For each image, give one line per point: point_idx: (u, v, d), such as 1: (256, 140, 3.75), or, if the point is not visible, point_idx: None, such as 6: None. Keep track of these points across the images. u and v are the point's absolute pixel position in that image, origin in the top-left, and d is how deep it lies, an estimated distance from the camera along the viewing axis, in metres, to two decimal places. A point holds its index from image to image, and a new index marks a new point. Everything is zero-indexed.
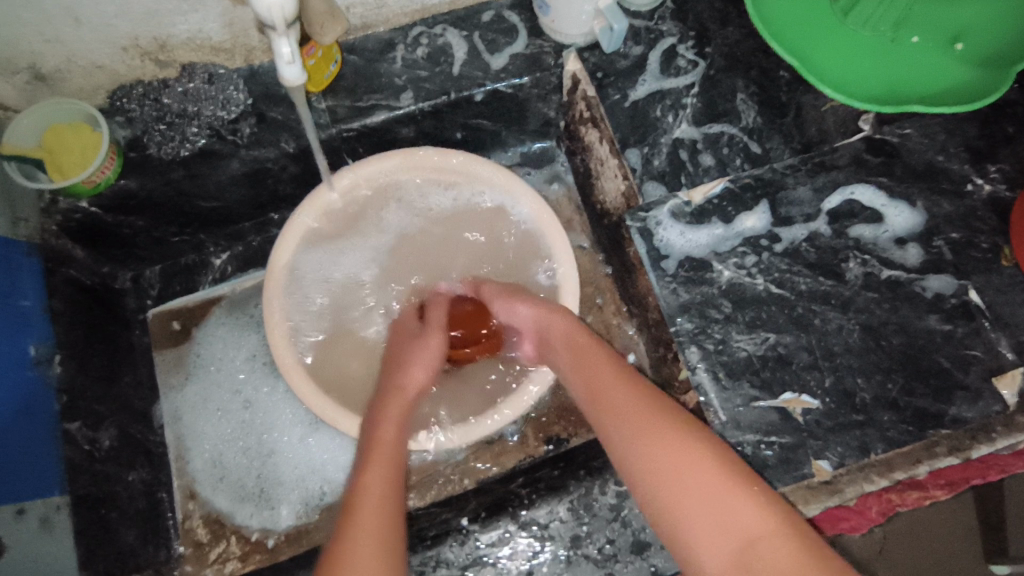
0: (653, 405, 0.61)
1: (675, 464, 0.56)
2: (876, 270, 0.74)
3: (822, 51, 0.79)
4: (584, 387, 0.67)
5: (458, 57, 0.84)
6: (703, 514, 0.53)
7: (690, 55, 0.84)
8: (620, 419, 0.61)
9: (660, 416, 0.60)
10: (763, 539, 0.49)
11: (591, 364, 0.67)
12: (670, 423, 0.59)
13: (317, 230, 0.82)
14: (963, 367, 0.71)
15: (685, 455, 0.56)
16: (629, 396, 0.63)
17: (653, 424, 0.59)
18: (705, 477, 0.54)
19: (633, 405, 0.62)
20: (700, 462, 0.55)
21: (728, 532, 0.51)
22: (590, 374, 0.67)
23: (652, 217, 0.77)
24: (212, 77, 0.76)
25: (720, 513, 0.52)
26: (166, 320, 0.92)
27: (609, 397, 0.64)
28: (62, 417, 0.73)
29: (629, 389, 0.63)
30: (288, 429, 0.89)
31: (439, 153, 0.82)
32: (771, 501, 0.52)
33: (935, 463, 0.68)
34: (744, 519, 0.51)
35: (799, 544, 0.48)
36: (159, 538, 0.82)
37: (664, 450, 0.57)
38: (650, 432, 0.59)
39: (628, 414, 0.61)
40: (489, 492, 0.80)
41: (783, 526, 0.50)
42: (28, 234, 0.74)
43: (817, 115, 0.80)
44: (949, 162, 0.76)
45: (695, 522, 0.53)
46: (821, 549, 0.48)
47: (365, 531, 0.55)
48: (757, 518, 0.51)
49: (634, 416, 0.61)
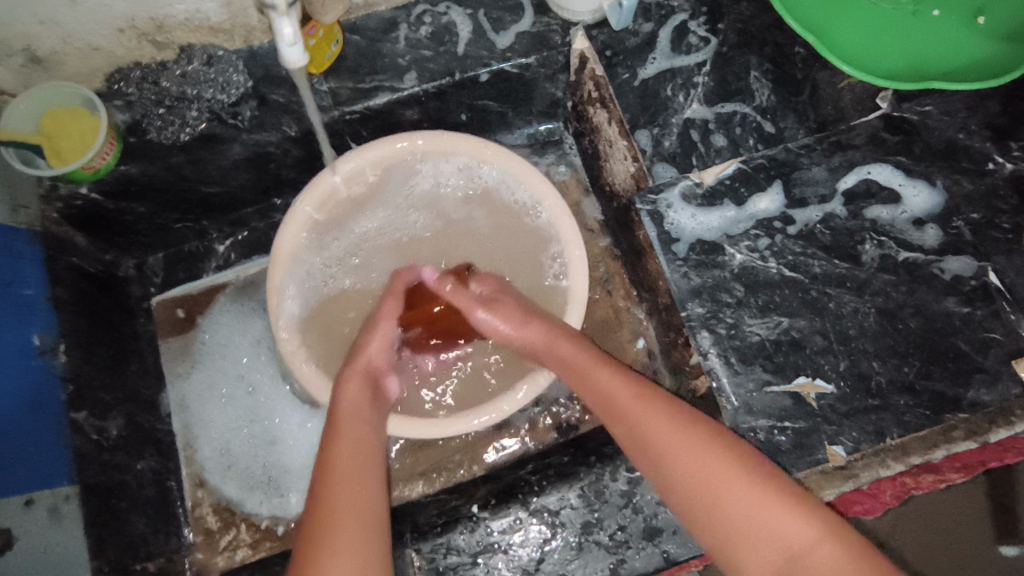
0: (669, 415, 0.60)
1: (705, 481, 0.56)
2: (894, 251, 0.72)
3: (842, 24, 0.76)
4: (602, 399, 0.65)
5: (463, 36, 0.82)
6: (745, 530, 0.53)
7: (701, 32, 0.81)
8: (641, 432, 0.61)
9: (686, 427, 0.59)
10: (812, 554, 0.50)
11: (601, 373, 0.66)
12: (693, 433, 0.58)
13: (322, 216, 0.81)
14: (982, 350, 0.69)
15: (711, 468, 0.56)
16: (645, 407, 0.62)
17: (679, 438, 0.58)
18: (733, 492, 0.54)
19: (656, 420, 0.60)
20: (728, 476, 0.55)
21: (767, 545, 0.52)
22: (602, 382, 0.66)
23: (663, 199, 0.75)
24: (211, 60, 0.74)
25: (754, 525, 0.53)
26: (171, 307, 0.91)
27: (624, 410, 0.63)
28: (69, 407, 0.72)
29: (644, 400, 0.62)
30: (296, 416, 0.89)
31: (449, 136, 0.80)
32: (809, 508, 0.52)
33: (952, 448, 0.67)
34: (790, 533, 0.51)
35: (848, 556, 0.49)
36: (170, 526, 0.82)
37: (699, 467, 0.56)
38: (670, 443, 0.58)
39: (649, 426, 0.61)
40: (498, 478, 0.80)
41: (828, 538, 0.50)
42: (29, 221, 0.73)
43: (833, 92, 0.78)
44: (969, 140, 0.74)
45: (731, 537, 0.53)
46: (866, 559, 0.49)
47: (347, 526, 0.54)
48: (792, 528, 0.52)
49: (655, 430, 0.60)
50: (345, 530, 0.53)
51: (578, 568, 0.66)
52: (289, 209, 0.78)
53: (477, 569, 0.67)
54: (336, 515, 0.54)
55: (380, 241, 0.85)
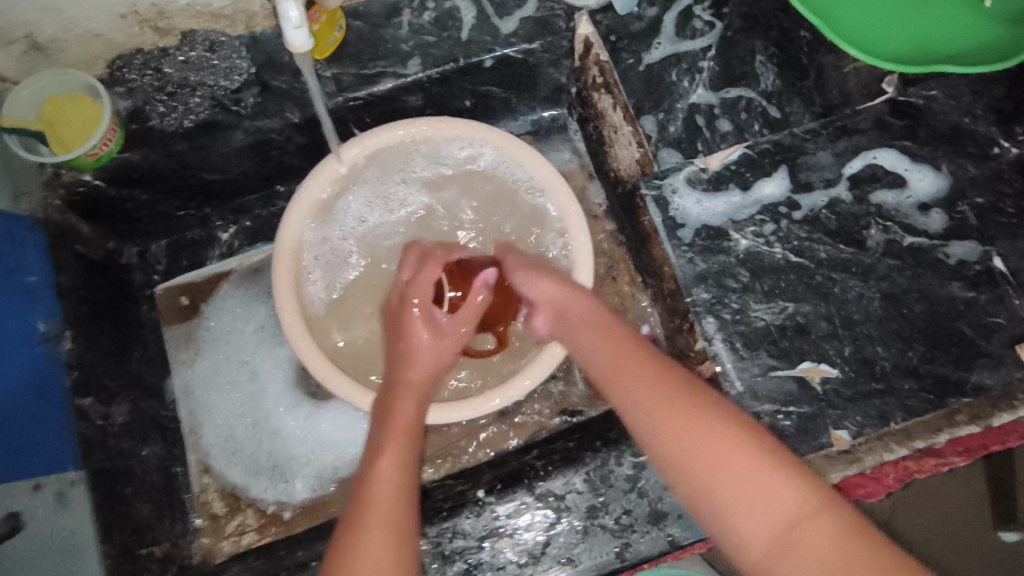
0: (665, 377, 0.58)
1: (700, 445, 0.52)
2: (898, 236, 0.72)
3: (846, 8, 0.76)
4: (600, 359, 0.63)
5: (467, 22, 0.81)
6: (735, 494, 0.50)
7: (706, 16, 0.81)
8: (635, 396, 0.58)
9: (683, 388, 0.56)
10: (807, 523, 0.47)
11: (603, 341, 0.64)
12: (689, 399, 0.55)
13: (325, 202, 0.81)
14: (986, 335, 0.69)
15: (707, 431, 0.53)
16: (644, 372, 0.59)
17: (674, 397, 0.56)
18: (730, 457, 0.51)
19: (651, 379, 0.58)
20: (725, 440, 0.52)
21: (762, 511, 0.48)
22: (606, 350, 0.63)
23: (668, 184, 0.75)
24: (213, 45, 0.74)
25: (749, 491, 0.49)
26: (174, 295, 0.91)
27: (622, 376, 0.60)
28: (73, 393, 0.72)
29: (644, 365, 0.60)
30: (300, 402, 0.89)
31: (452, 122, 0.80)
32: (806, 477, 0.49)
33: (955, 432, 0.67)
34: (784, 500, 0.48)
35: (845, 527, 0.46)
36: (176, 512, 0.82)
37: (691, 427, 0.53)
38: (664, 406, 0.55)
39: (643, 391, 0.58)
40: (503, 464, 0.80)
41: (826, 509, 0.47)
42: (31, 208, 0.73)
43: (838, 77, 0.78)
44: (975, 124, 0.74)
45: (723, 503, 0.50)
46: (865, 531, 0.45)
47: (379, 527, 0.54)
48: (790, 495, 0.48)
49: (651, 397, 0.57)
50: (370, 529, 0.54)
51: (583, 551, 0.67)
52: (294, 195, 0.78)
53: (483, 553, 0.67)
54: (373, 518, 0.55)
55: (382, 227, 0.85)
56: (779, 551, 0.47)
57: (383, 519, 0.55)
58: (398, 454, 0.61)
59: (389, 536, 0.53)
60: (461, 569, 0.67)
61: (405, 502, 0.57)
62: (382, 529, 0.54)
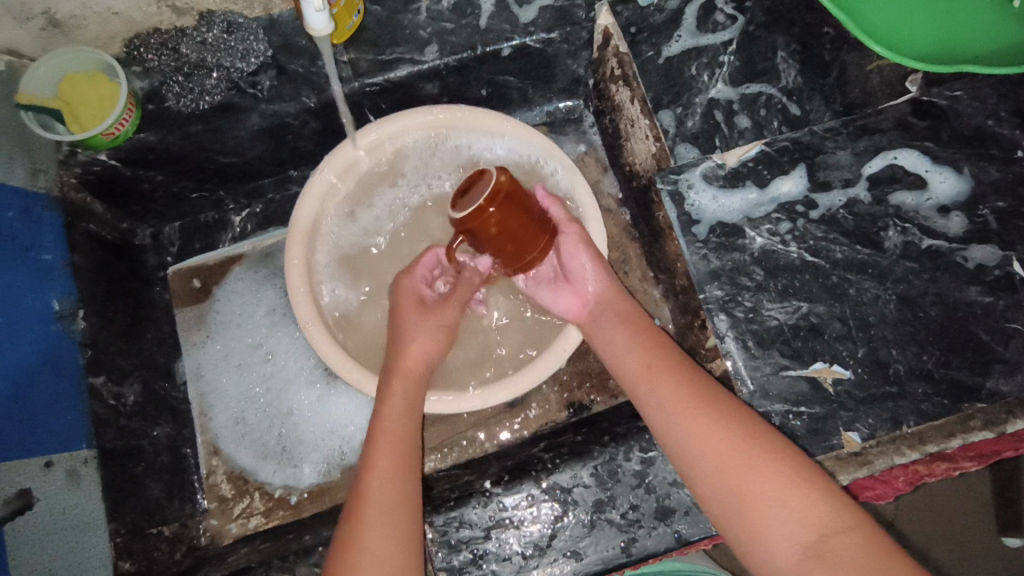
0: (697, 390, 0.61)
1: (729, 463, 0.57)
2: (917, 239, 0.71)
3: (872, 4, 0.74)
4: (632, 369, 0.66)
5: (485, 9, 0.80)
6: (768, 507, 0.54)
7: (728, 10, 0.79)
8: (667, 407, 0.61)
9: (717, 403, 0.60)
10: (837, 536, 0.51)
11: (633, 350, 0.67)
12: (716, 414, 0.59)
13: (339, 187, 0.81)
14: (1003, 341, 0.68)
15: (736, 449, 0.57)
16: (675, 383, 0.63)
17: (705, 411, 0.60)
18: (756, 475, 0.55)
19: (684, 391, 0.61)
20: (751, 458, 0.56)
21: (791, 523, 0.53)
22: (636, 360, 0.66)
23: (684, 179, 0.74)
24: (231, 27, 0.73)
25: (773, 505, 0.54)
26: (186, 277, 0.91)
27: (654, 388, 0.63)
28: (87, 372, 0.73)
29: (676, 376, 0.63)
30: (307, 389, 0.89)
31: (468, 110, 0.80)
32: (831, 494, 0.54)
33: (969, 437, 0.66)
34: (813, 514, 0.53)
35: (870, 544, 0.51)
36: (185, 493, 0.83)
37: (723, 441, 0.58)
38: (695, 420, 0.59)
39: (675, 402, 0.61)
40: (510, 456, 0.80)
41: (852, 525, 0.52)
42: (47, 186, 0.73)
43: (861, 75, 0.76)
44: (999, 127, 0.72)
45: (748, 511, 0.55)
46: (884, 547, 0.50)
47: (380, 520, 0.57)
48: (810, 508, 0.53)
49: (682, 410, 0.60)
50: (375, 526, 0.57)
51: (589, 545, 0.67)
52: (308, 179, 0.78)
53: (489, 543, 0.67)
54: (372, 515, 0.58)
55: (394, 214, 0.84)
56: (807, 559, 0.51)
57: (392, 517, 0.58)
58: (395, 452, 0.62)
59: (390, 533, 0.57)
60: (467, 559, 0.67)
61: (408, 495, 0.60)
62: (391, 530, 0.57)
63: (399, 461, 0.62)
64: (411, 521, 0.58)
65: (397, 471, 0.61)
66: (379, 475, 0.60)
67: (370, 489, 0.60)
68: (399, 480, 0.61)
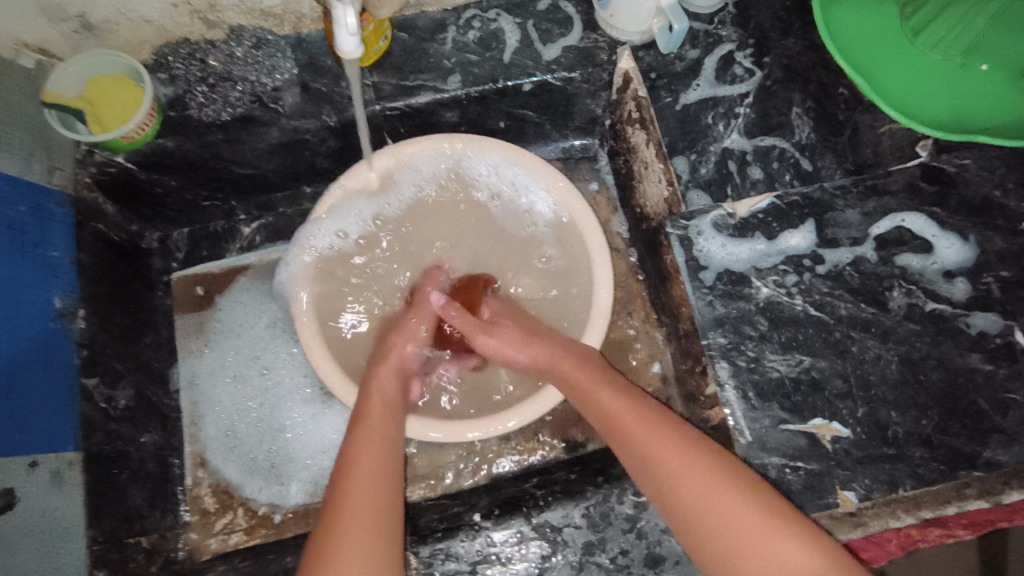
0: (672, 425, 0.62)
1: (708, 504, 0.56)
2: (921, 301, 0.72)
3: (888, 70, 0.75)
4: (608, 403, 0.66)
5: (510, 44, 0.82)
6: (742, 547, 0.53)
7: (747, 64, 0.81)
8: (644, 442, 0.61)
9: (693, 439, 0.60)
10: None
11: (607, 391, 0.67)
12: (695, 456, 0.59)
13: (352, 207, 0.81)
14: (1002, 410, 0.68)
15: (711, 490, 0.56)
16: (651, 427, 0.62)
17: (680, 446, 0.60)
18: (732, 516, 0.54)
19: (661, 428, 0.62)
20: (727, 498, 0.55)
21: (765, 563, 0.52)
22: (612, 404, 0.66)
23: (694, 225, 0.75)
24: (259, 43, 0.76)
25: (750, 545, 0.53)
26: (190, 284, 0.91)
27: (628, 430, 0.63)
28: (81, 372, 0.72)
29: (653, 418, 0.63)
30: (300, 406, 0.88)
31: (489, 143, 0.80)
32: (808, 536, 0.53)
33: (963, 505, 0.66)
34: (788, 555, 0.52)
35: None
36: (167, 503, 0.81)
37: (698, 474, 0.57)
38: (671, 455, 0.59)
39: (654, 438, 0.61)
40: (502, 488, 0.79)
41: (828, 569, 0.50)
42: (62, 183, 0.73)
43: (873, 137, 0.78)
44: (1005, 198, 0.74)
45: (725, 550, 0.54)
46: None
47: (357, 530, 0.56)
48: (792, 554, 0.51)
49: (656, 450, 0.60)
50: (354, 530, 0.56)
51: None
52: (322, 196, 0.78)
53: None
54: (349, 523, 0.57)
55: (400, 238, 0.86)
56: None
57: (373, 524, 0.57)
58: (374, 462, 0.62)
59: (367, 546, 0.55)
60: None
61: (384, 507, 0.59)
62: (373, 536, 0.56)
63: (378, 472, 0.61)
64: (389, 539, 0.57)
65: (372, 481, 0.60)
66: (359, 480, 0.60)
67: (346, 502, 0.58)
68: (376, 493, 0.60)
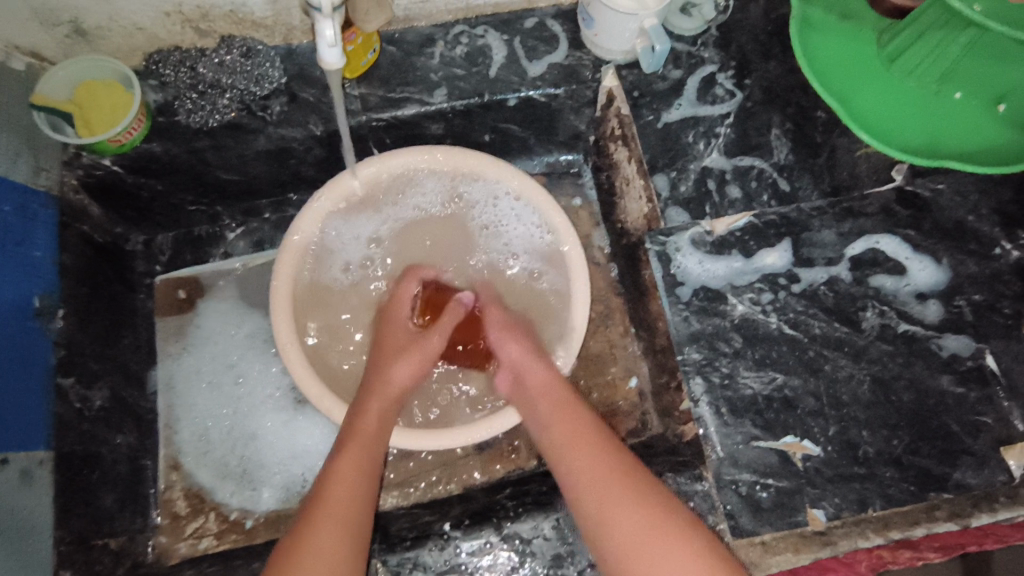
0: (616, 459, 0.63)
1: (649, 534, 0.57)
2: (894, 322, 0.73)
3: (865, 93, 0.76)
4: (563, 432, 0.67)
5: (496, 60, 0.84)
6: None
7: (728, 85, 0.83)
8: (590, 472, 0.63)
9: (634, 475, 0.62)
10: None
11: (568, 418, 0.68)
12: (643, 493, 0.60)
13: (333, 217, 0.82)
14: (972, 433, 0.69)
15: (656, 527, 0.58)
16: (599, 456, 0.64)
17: (623, 481, 0.61)
18: (672, 554, 0.56)
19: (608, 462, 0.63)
20: (670, 538, 0.57)
21: None
22: (569, 431, 0.67)
23: (672, 241, 0.76)
24: (249, 52, 0.76)
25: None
26: (172, 287, 0.91)
27: (579, 454, 0.64)
28: (57, 372, 0.73)
29: (600, 447, 0.65)
30: (273, 414, 0.88)
31: (465, 154, 0.82)
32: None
33: (932, 527, 0.66)
34: None
35: None
36: (138, 506, 0.81)
37: (636, 514, 0.59)
38: (614, 486, 0.61)
39: (599, 470, 0.62)
40: (473, 499, 0.78)
41: None
42: (47, 184, 0.74)
43: (850, 159, 0.78)
44: (979, 224, 0.75)
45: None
46: None
47: (331, 531, 0.57)
48: None
49: (607, 484, 0.61)
50: (332, 531, 0.57)
51: None
52: (303, 207, 0.79)
53: None
54: (326, 525, 0.57)
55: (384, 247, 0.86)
56: None
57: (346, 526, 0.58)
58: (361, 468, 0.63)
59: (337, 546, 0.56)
60: None
61: (360, 512, 0.59)
62: (346, 539, 0.57)
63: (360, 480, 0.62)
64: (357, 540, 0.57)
65: (355, 489, 0.61)
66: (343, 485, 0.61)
67: (325, 504, 0.59)
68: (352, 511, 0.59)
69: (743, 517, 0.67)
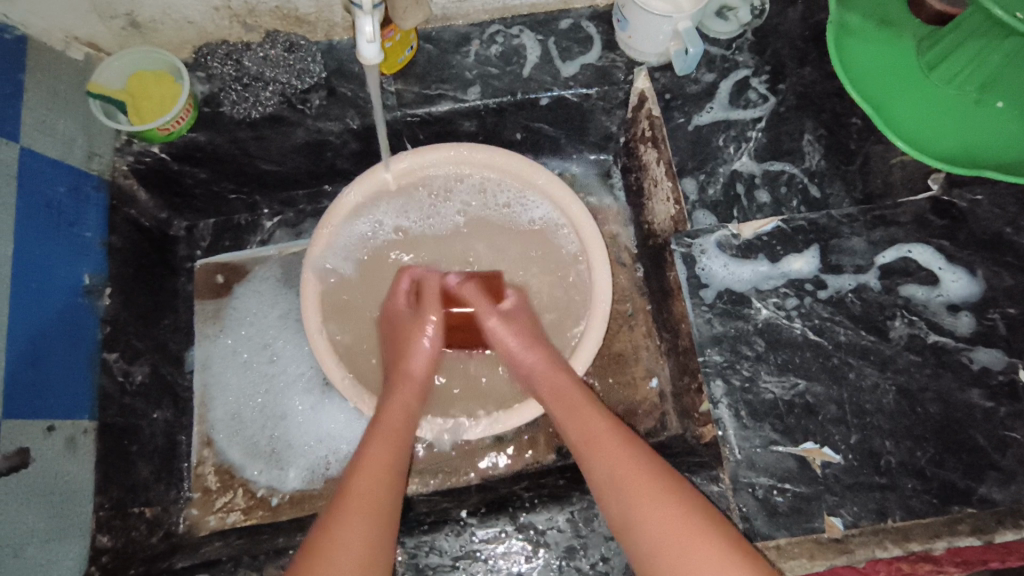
0: (641, 459, 0.63)
1: (678, 531, 0.57)
2: (923, 332, 0.72)
3: (902, 100, 0.75)
4: (583, 430, 0.68)
5: (530, 60, 0.85)
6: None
7: (762, 89, 0.82)
8: (615, 470, 0.63)
9: (659, 474, 0.62)
10: None
11: (583, 412, 0.69)
12: (665, 487, 0.61)
13: (363, 209, 0.85)
14: (1000, 448, 0.68)
15: (688, 526, 0.57)
16: (624, 454, 0.64)
17: (651, 481, 0.61)
18: (703, 551, 0.55)
19: (634, 461, 0.63)
20: (701, 538, 0.56)
21: None
22: (586, 426, 0.68)
23: (698, 243, 0.76)
24: (292, 47, 0.80)
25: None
26: (211, 272, 0.95)
27: (603, 450, 0.65)
28: (102, 347, 0.77)
29: (624, 446, 0.65)
30: (303, 395, 0.91)
31: (496, 153, 0.83)
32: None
33: (954, 541, 0.65)
34: None
35: None
36: (172, 478, 0.85)
37: (665, 513, 0.59)
38: (641, 485, 0.61)
39: (625, 469, 0.63)
40: (491, 489, 0.80)
41: None
42: (100, 169, 0.79)
43: (884, 167, 0.77)
44: (1016, 236, 0.73)
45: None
46: None
47: (357, 519, 0.59)
48: None
49: (630, 475, 0.62)
50: (356, 522, 0.59)
51: None
52: (335, 199, 0.82)
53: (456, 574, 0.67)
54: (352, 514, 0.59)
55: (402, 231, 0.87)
56: None
57: (372, 514, 0.60)
58: (384, 458, 0.65)
59: (364, 534, 0.58)
60: None
61: (383, 503, 0.61)
62: (373, 525, 0.59)
63: (382, 472, 0.64)
64: (384, 528, 0.60)
65: (375, 478, 0.63)
66: (364, 476, 0.63)
67: (350, 494, 0.61)
68: (376, 499, 0.61)
69: (759, 520, 0.67)
